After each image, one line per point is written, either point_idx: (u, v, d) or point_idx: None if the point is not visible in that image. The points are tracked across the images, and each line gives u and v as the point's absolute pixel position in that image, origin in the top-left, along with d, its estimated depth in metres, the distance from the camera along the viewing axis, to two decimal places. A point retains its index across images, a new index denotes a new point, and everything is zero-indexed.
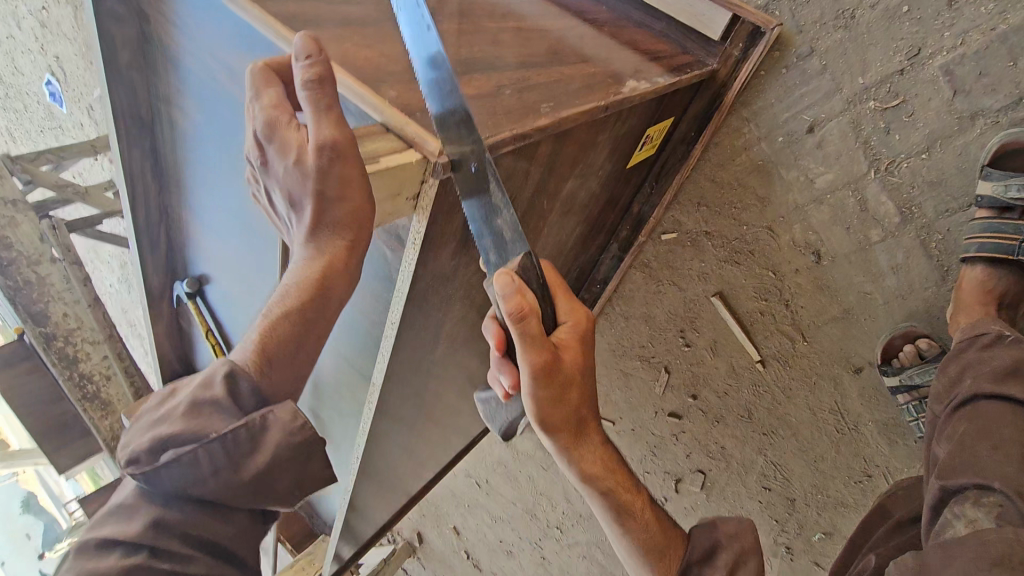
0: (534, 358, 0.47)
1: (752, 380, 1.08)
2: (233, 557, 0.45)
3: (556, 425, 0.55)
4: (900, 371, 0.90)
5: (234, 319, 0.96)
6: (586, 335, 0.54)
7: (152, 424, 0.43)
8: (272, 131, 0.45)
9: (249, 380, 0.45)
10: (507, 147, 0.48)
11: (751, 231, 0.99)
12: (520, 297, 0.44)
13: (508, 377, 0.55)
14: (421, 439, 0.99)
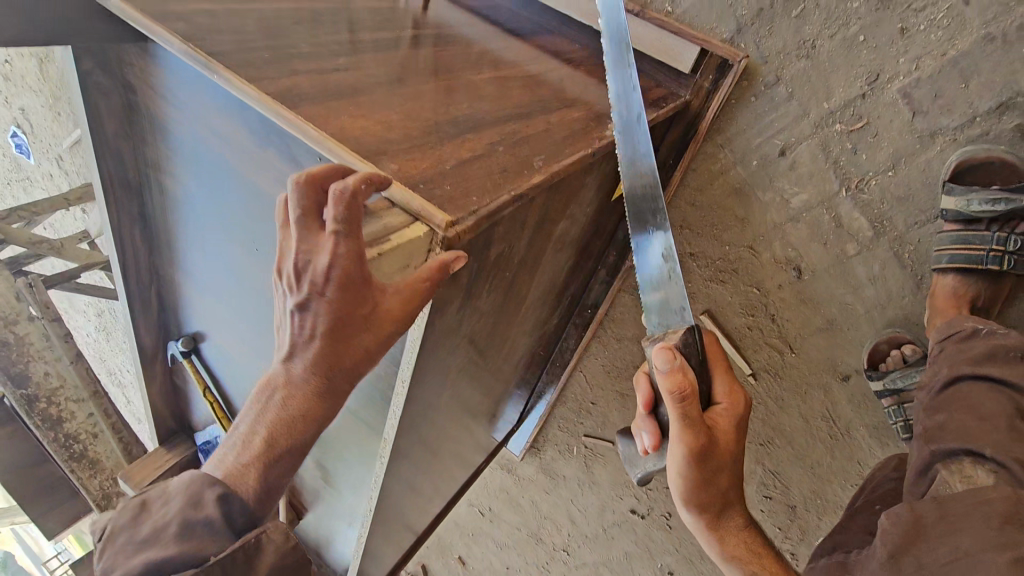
0: (689, 434, 0.54)
1: (745, 393, 1.11)
2: None
3: (702, 503, 0.61)
4: (887, 375, 0.93)
5: (230, 375, 0.95)
6: (742, 419, 0.59)
7: (139, 547, 0.44)
8: (344, 272, 0.40)
9: (241, 503, 0.46)
10: (507, 208, 0.49)
11: (734, 250, 1.02)
12: (680, 374, 0.54)
13: (652, 437, 0.61)
14: (425, 480, 0.99)
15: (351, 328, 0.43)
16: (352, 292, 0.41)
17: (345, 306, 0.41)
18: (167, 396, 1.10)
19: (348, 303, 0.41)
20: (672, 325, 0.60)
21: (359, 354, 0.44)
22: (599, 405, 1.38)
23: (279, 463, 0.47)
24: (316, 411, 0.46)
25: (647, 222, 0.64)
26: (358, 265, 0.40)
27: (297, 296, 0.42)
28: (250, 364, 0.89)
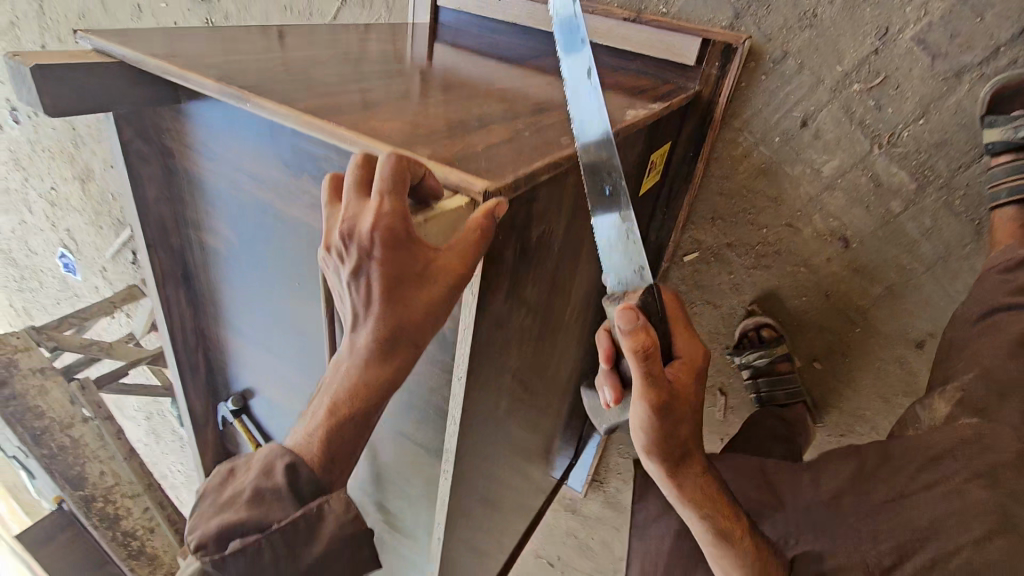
0: (653, 393, 0.54)
1: (811, 379, 1.08)
2: None
3: (664, 453, 0.63)
4: (744, 353, 1.08)
5: (281, 429, 0.94)
6: (699, 370, 0.61)
7: (220, 508, 0.49)
8: (392, 238, 0.42)
9: (309, 473, 0.48)
10: (542, 176, 0.49)
11: (772, 232, 1.00)
12: (641, 335, 0.51)
13: (612, 390, 0.62)
14: (491, 514, 0.94)
15: (403, 292, 0.45)
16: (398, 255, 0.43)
17: (394, 268, 0.43)
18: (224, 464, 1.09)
19: (395, 266, 0.43)
20: (630, 283, 0.57)
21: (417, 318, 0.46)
22: None
23: (342, 433, 0.48)
24: (380, 376, 0.48)
25: (603, 184, 0.57)
26: (399, 224, 0.42)
27: (349, 269, 0.45)
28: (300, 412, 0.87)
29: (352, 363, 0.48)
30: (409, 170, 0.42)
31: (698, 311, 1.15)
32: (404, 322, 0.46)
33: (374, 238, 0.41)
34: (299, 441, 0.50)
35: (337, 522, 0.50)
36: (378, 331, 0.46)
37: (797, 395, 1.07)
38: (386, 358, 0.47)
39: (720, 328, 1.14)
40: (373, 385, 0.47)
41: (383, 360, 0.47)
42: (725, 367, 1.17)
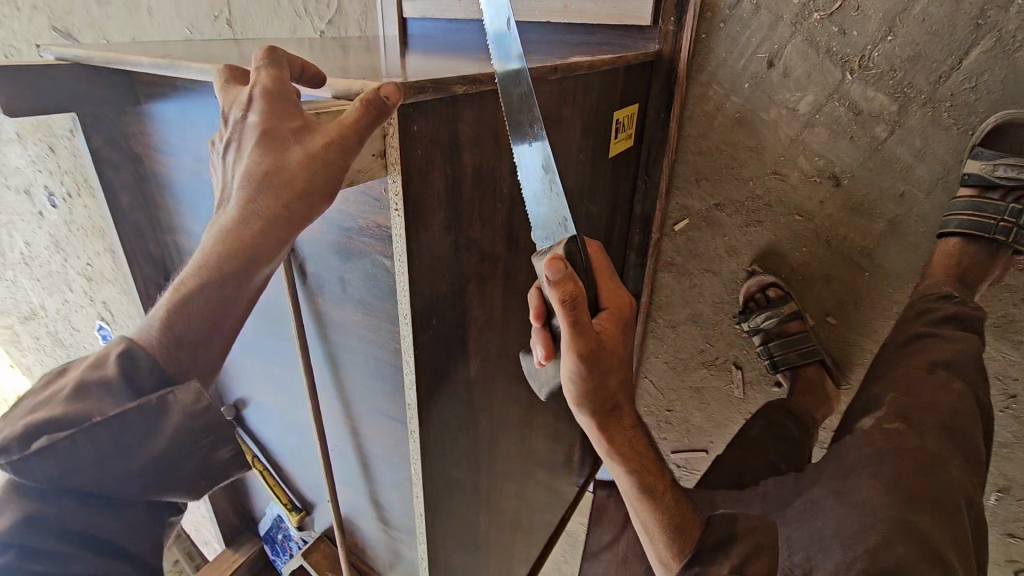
0: (581, 343, 0.50)
1: (828, 337, 1.02)
2: (131, 550, 0.47)
3: (594, 406, 0.58)
4: (751, 317, 1.02)
5: (273, 436, 0.92)
6: (625, 320, 0.57)
7: (36, 407, 0.44)
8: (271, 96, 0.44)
9: (149, 361, 0.46)
10: (462, 90, 0.48)
11: (759, 183, 0.96)
12: (570, 284, 0.47)
13: (544, 348, 0.56)
14: (496, 504, 0.89)
15: (277, 146, 0.43)
16: (277, 108, 0.44)
17: (271, 119, 0.43)
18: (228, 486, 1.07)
19: (272, 116, 0.43)
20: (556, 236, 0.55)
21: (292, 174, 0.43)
22: (676, 411, 1.24)
23: (190, 303, 0.46)
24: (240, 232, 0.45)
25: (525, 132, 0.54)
26: (280, 83, 0.44)
27: (229, 134, 0.45)
28: (287, 411, 0.85)
29: (217, 231, 0.46)
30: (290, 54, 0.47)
31: (698, 283, 1.09)
32: (275, 178, 0.43)
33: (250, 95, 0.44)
34: (150, 328, 0.46)
35: (184, 415, 0.47)
36: (247, 187, 0.44)
37: (810, 356, 1.01)
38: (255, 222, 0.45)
39: (724, 298, 1.08)
40: (236, 252, 0.45)
41: (250, 224, 0.45)
42: (735, 339, 1.11)
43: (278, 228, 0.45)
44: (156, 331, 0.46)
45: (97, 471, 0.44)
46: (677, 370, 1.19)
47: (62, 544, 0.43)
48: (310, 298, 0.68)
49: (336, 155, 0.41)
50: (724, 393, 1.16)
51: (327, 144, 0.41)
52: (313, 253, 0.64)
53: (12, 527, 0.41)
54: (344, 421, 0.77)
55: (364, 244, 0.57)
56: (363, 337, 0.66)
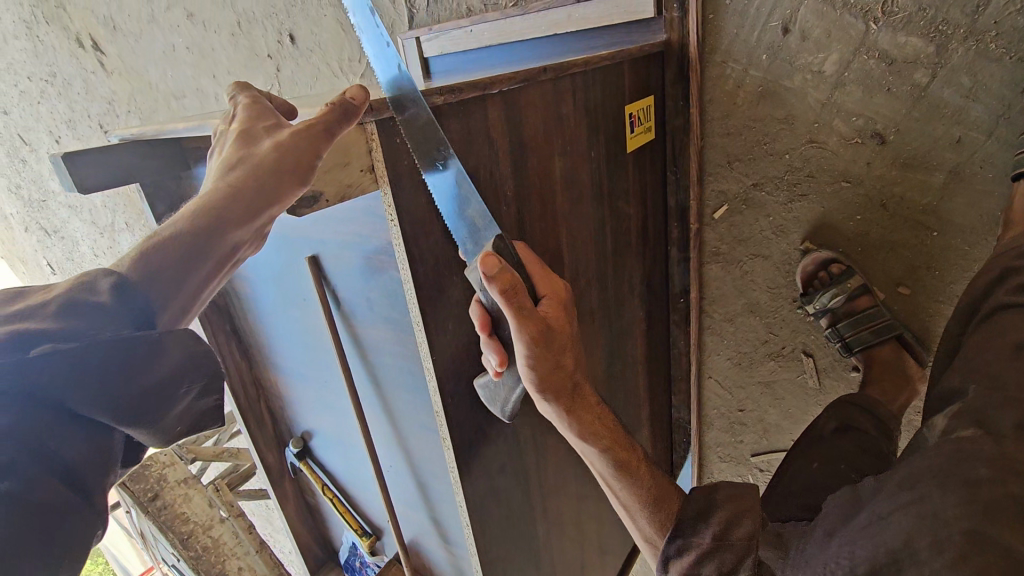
0: (527, 329, 0.54)
1: (904, 308, 0.93)
2: (85, 482, 0.39)
3: (556, 392, 0.62)
4: (815, 296, 0.94)
5: (338, 463, 0.95)
6: (566, 304, 0.61)
7: (7, 319, 0.38)
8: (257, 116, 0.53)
9: (138, 289, 0.44)
10: (440, 98, 0.52)
11: (797, 154, 0.91)
12: (505, 272, 0.52)
13: (496, 355, 0.59)
14: (557, 515, 0.87)
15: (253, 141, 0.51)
16: (251, 122, 0.53)
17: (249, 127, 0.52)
18: (307, 521, 1.12)
19: (251, 125, 0.53)
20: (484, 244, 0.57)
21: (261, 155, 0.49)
22: (749, 409, 1.16)
23: (171, 247, 0.46)
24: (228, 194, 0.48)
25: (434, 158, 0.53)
26: (258, 107, 0.55)
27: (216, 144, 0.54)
28: (345, 437, 0.88)
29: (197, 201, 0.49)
30: (273, 97, 0.58)
31: (749, 269, 1.03)
32: (249, 161, 0.50)
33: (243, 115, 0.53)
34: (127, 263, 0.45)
35: (181, 350, 0.45)
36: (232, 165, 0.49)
37: (887, 331, 0.93)
38: (229, 188, 0.49)
39: (780, 281, 1.02)
40: (212, 211, 0.48)
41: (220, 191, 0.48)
42: (800, 324, 1.03)
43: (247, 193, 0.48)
44: (139, 265, 0.45)
45: (96, 392, 0.39)
46: (742, 364, 1.12)
47: (28, 462, 0.35)
48: (345, 321, 0.72)
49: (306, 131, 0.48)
50: (798, 384, 1.08)
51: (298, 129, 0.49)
52: (339, 278, 0.67)
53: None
54: (394, 440, 0.79)
55: (380, 260, 0.60)
56: (395, 352, 0.68)
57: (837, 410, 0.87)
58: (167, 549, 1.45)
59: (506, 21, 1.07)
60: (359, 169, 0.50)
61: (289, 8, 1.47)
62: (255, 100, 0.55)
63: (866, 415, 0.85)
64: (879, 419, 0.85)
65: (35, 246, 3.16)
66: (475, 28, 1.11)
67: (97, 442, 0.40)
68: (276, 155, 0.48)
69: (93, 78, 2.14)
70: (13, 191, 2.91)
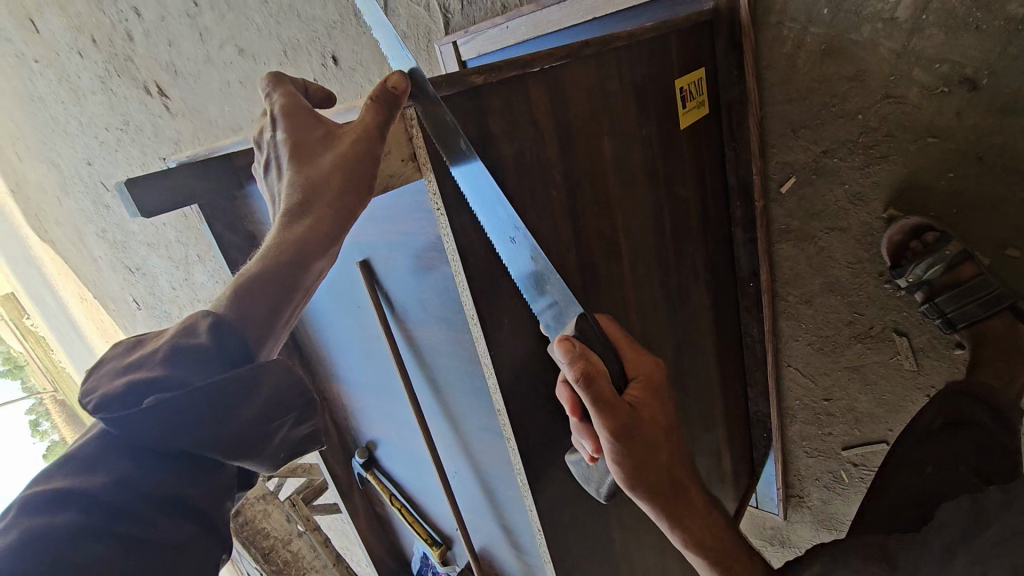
0: (608, 419, 0.51)
1: (1015, 274, 0.83)
2: (206, 517, 0.42)
3: (654, 491, 0.57)
4: (908, 269, 0.85)
5: (405, 472, 0.94)
6: (659, 386, 0.57)
7: (126, 370, 0.41)
8: (298, 116, 0.49)
9: (235, 329, 0.44)
10: (477, 79, 0.49)
11: (872, 113, 0.83)
12: (582, 361, 0.50)
13: (591, 441, 0.56)
14: (633, 518, 0.82)
15: (310, 152, 0.47)
16: (296, 124, 0.49)
17: (296, 135, 0.48)
18: (378, 531, 1.11)
19: (296, 127, 0.48)
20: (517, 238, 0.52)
21: (325, 170, 0.46)
22: (837, 399, 1.06)
23: (254, 285, 0.46)
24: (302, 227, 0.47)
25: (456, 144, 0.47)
26: (295, 104, 0.50)
27: (267, 157, 0.51)
28: (408, 444, 0.87)
29: (273, 229, 0.48)
30: (300, 80, 0.54)
31: (825, 245, 0.95)
32: (309, 176, 0.47)
33: (282, 116, 0.49)
34: (221, 303, 0.45)
35: (271, 388, 0.45)
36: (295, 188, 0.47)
37: (996, 303, 0.82)
38: (302, 217, 0.47)
39: (862, 255, 0.93)
40: (293, 242, 0.47)
41: (296, 218, 0.47)
42: (889, 301, 0.93)
43: (325, 216, 0.47)
44: (232, 305, 0.45)
45: (198, 435, 0.41)
46: (824, 348, 1.03)
47: (148, 506, 0.39)
48: (399, 325, 0.70)
49: (366, 144, 0.45)
50: (892, 367, 0.98)
51: (350, 137, 0.45)
52: (390, 279, 0.66)
53: (111, 481, 0.38)
54: (456, 445, 0.77)
55: (429, 257, 0.58)
56: (451, 353, 0.66)
57: (951, 403, 0.78)
58: (250, 563, 1.49)
59: (542, 12, 1.04)
60: (400, 157, 0.49)
61: (330, 31, 1.52)
62: (288, 95, 0.50)
63: (985, 408, 0.75)
64: (1002, 412, 0.74)
65: (121, 284, 3.41)
66: (511, 24, 1.09)
67: (207, 477, 0.43)
68: (340, 173, 0.45)
69: (161, 121, 2.29)
70: (101, 235, 3.17)
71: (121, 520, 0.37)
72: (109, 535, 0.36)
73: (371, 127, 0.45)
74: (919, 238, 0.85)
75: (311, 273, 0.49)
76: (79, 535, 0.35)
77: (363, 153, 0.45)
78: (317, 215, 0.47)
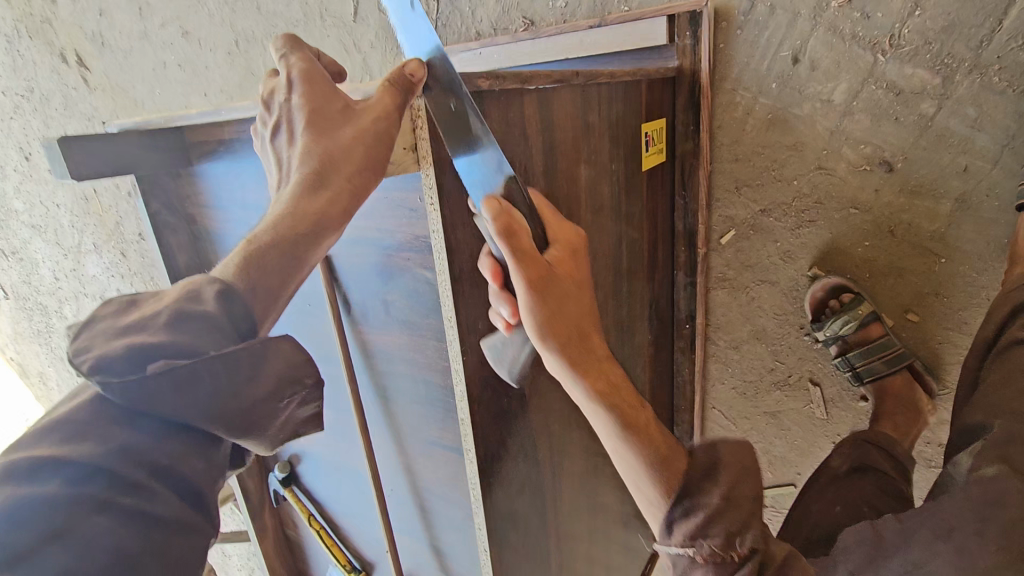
0: (524, 271, 0.50)
1: (913, 336, 0.94)
2: (203, 496, 0.39)
3: (559, 337, 0.54)
4: (826, 324, 0.94)
5: (329, 490, 0.87)
6: (578, 252, 0.56)
7: (123, 332, 0.38)
8: (314, 83, 0.48)
9: (242, 299, 0.43)
10: (485, 83, 0.50)
11: (805, 180, 0.92)
12: (506, 217, 0.47)
13: (508, 307, 0.53)
14: (571, 547, 0.81)
15: (327, 123, 0.48)
16: (314, 90, 0.48)
17: (315, 103, 0.47)
18: (285, 557, 1.02)
19: (315, 97, 0.48)
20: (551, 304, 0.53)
21: (344, 145, 0.46)
22: (753, 440, 1.13)
23: (265, 257, 0.45)
24: (317, 209, 0.47)
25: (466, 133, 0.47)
26: (313, 69, 0.49)
27: (275, 119, 0.50)
28: (340, 459, 0.82)
29: (288, 197, 0.47)
30: (317, 49, 0.53)
31: (756, 295, 1.03)
32: (328, 153, 0.47)
33: (298, 80, 0.48)
34: (230, 270, 0.44)
35: (281, 362, 0.45)
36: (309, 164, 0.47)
37: (900, 361, 0.92)
38: (319, 192, 0.47)
39: (787, 307, 1.01)
40: (307, 218, 0.46)
41: (313, 194, 0.47)
42: (806, 352, 1.02)
43: (342, 196, 0.47)
44: (243, 276, 0.44)
45: (201, 408, 0.39)
46: (745, 394, 1.10)
47: (147, 478, 0.36)
48: (352, 327, 0.67)
49: (387, 128, 0.45)
50: (805, 414, 1.06)
51: (369, 117, 0.46)
52: (352, 280, 0.63)
53: (108, 449, 0.35)
54: (397, 460, 0.73)
55: (402, 257, 0.57)
56: (409, 360, 0.63)
57: (856, 448, 0.83)
58: None
59: (516, 45, 1.08)
60: (402, 146, 0.48)
61: (292, 28, 1.47)
62: (306, 58, 0.49)
63: (884, 455, 0.81)
64: (899, 461, 0.81)
65: None
66: (484, 50, 1.13)
67: (208, 454, 0.40)
68: (357, 150, 0.45)
69: (75, 95, 2.05)
70: None
71: (118, 490, 0.34)
72: (107, 507, 0.34)
73: (391, 109, 0.46)
74: (837, 297, 0.94)
75: (320, 249, 0.48)
76: (69, 504, 0.32)
77: (386, 132, 0.45)
78: (334, 190, 0.47)
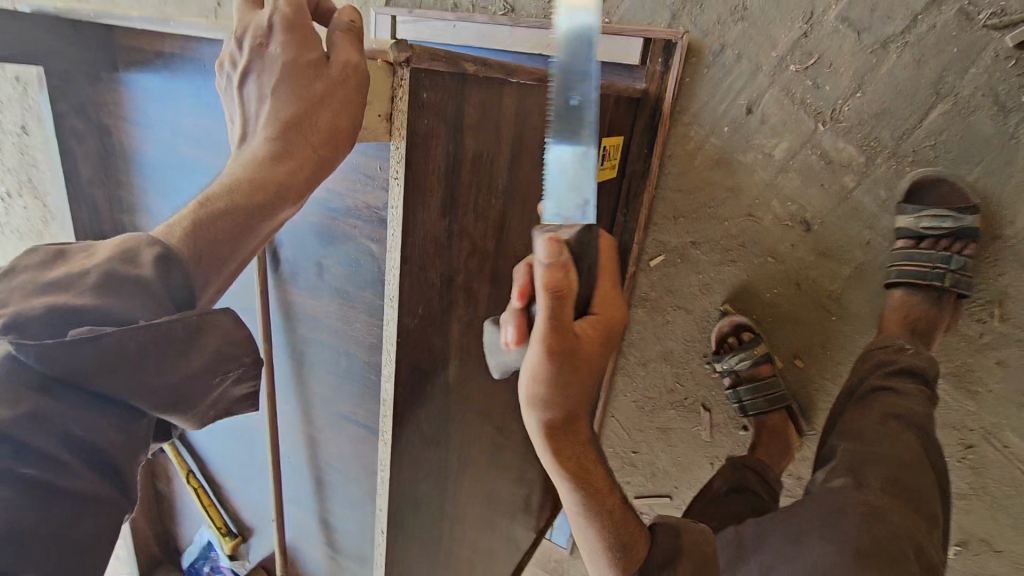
0: (551, 338, 0.47)
1: (796, 380, 1.04)
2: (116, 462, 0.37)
3: (554, 406, 0.54)
4: (724, 358, 1.02)
5: (215, 448, 0.82)
6: (614, 328, 0.53)
7: (45, 289, 0.36)
8: (297, 33, 0.45)
9: (184, 268, 0.40)
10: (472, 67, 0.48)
11: (735, 223, 0.99)
12: (561, 274, 0.44)
13: (516, 332, 0.51)
14: (462, 533, 0.83)
15: (301, 79, 0.44)
16: (297, 46, 0.45)
17: (291, 58, 0.45)
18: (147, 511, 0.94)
19: (295, 55, 0.45)
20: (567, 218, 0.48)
21: (314, 113, 0.44)
22: (642, 452, 1.20)
23: (210, 225, 0.42)
24: (270, 180, 0.43)
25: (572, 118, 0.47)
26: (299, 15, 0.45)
27: (246, 60, 0.45)
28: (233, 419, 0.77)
29: (246, 161, 0.44)
30: None
31: (671, 319, 1.09)
32: (297, 122, 0.44)
33: (278, 24, 0.44)
34: (175, 231, 0.41)
35: (219, 339, 0.42)
36: (271, 132, 0.44)
37: (782, 400, 1.02)
38: (280, 163, 0.44)
39: (696, 335, 1.09)
40: (261, 185, 0.43)
41: (277, 159, 0.44)
42: (705, 379, 1.11)
43: (302, 171, 0.45)
44: (186, 241, 0.41)
45: (129, 378, 0.36)
46: (644, 408, 1.17)
47: (59, 447, 0.33)
48: (277, 284, 0.64)
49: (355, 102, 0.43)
50: (692, 435, 1.15)
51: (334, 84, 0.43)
52: (290, 237, 0.60)
53: (14, 415, 0.32)
54: (299, 429, 0.70)
55: (347, 223, 0.55)
56: (333, 329, 0.61)
57: (733, 471, 0.93)
58: None
59: (491, 27, 1.06)
60: (376, 112, 0.45)
61: None
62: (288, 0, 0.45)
63: (758, 478, 0.91)
64: (769, 483, 0.90)
65: None
66: (458, 24, 1.10)
67: (133, 424, 0.38)
68: (325, 134, 0.44)
69: None
70: None
71: (21, 459, 0.32)
72: (4, 475, 0.31)
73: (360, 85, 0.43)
74: (738, 334, 1.02)
75: (275, 220, 0.46)
76: None
77: (355, 110, 0.43)
78: (297, 161, 0.45)
